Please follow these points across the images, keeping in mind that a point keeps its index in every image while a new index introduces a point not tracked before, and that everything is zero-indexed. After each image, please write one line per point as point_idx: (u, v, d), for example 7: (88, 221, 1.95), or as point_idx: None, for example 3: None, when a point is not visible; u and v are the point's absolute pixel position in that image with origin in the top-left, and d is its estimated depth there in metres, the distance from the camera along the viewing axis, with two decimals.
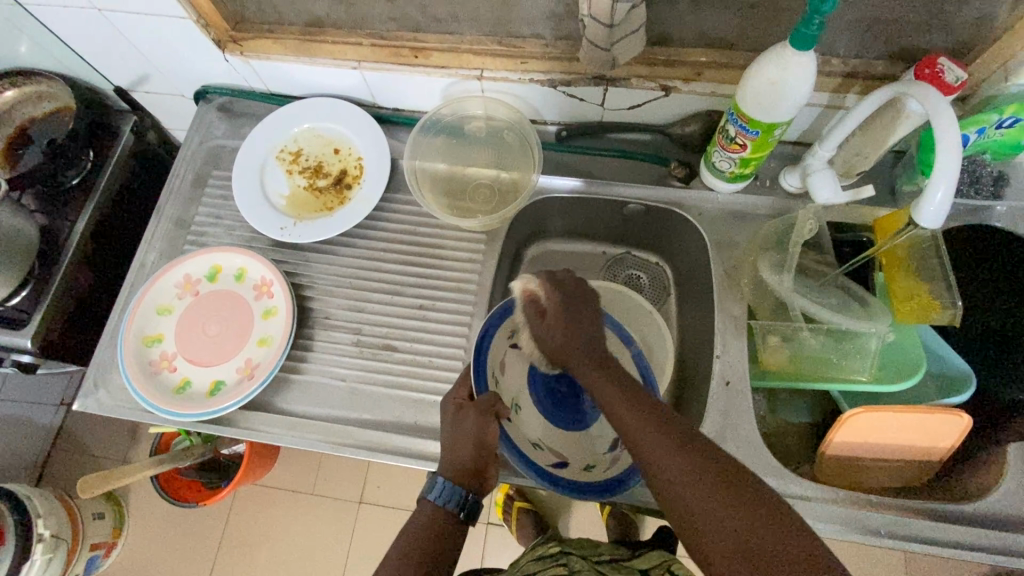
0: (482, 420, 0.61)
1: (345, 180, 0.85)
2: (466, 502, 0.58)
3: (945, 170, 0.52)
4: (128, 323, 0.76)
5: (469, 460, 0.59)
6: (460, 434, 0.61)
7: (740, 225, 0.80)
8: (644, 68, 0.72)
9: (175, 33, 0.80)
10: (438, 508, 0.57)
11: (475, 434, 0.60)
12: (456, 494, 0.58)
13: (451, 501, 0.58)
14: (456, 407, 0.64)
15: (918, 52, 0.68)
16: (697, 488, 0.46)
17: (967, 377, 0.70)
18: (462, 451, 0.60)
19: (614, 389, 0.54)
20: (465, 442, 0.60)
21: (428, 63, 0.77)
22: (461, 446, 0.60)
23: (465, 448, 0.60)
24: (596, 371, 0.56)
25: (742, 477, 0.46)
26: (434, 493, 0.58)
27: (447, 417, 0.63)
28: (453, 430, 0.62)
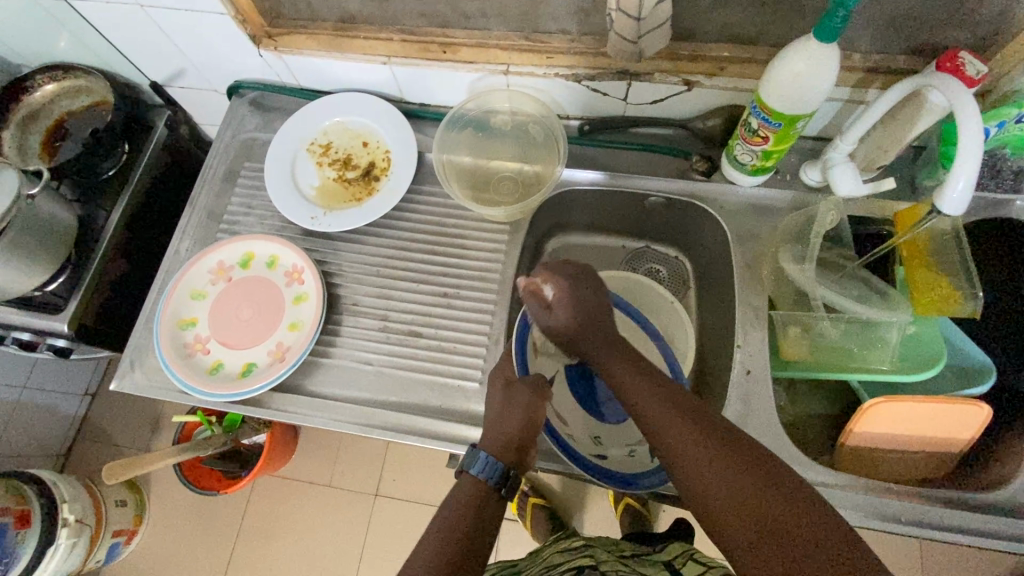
0: (532, 395, 0.64)
1: (373, 172, 0.87)
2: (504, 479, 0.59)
3: (967, 160, 0.53)
4: (164, 306, 0.78)
5: (517, 435, 0.61)
6: (509, 409, 0.63)
7: (760, 218, 0.81)
8: (667, 63, 0.74)
9: (213, 29, 0.83)
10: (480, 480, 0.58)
11: (527, 409, 0.63)
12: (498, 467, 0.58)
13: (494, 476, 0.58)
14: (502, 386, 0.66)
15: (939, 47, 0.70)
16: (727, 479, 0.48)
17: (988, 368, 0.70)
18: (511, 425, 0.62)
19: (643, 383, 0.57)
20: (514, 416, 0.62)
21: (457, 58, 0.79)
22: (511, 419, 0.62)
23: (515, 422, 0.62)
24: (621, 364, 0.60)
25: (773, 466, 0.48)
26: (477, 466, 0.59)
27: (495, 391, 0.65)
28: (503, 404, 0.63)
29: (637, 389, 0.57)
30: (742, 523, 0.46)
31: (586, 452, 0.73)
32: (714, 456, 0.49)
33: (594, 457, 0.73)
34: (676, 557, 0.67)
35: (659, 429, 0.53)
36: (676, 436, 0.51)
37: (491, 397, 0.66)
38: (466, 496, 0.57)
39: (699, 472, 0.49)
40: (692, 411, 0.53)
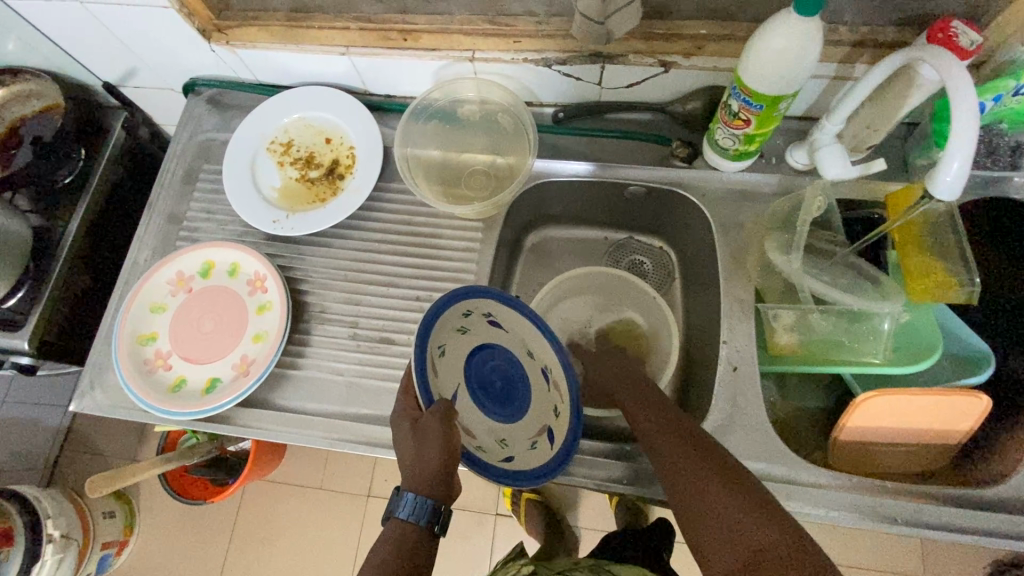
0: (439, 430, 0.56)
1: (337, 170, 0.83)
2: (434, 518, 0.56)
3: (963, 139, 0.49)
4: (121, 322, 0.75)
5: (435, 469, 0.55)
6: (422, 447, 0.56)
7: (745, 205, 0.77)
8: (641, 43, 0.69)
9: (158, 23, 0.78)
10: (410, 523, 0.55)
11: (441, 446, 0.55)
12: (425, 505, 0.55)
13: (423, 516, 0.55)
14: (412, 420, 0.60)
15: (930, 17, 0.65)
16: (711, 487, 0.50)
17: (984, 357, 0.67)
18: (427, 456, 0.56)
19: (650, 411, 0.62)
20: (426, 454, 0.56)
21: (417, 46, 0.74)
22: (427, 455, 0.55)
23: (427, 461, 0.56)
24: (637, 397, 0.65)
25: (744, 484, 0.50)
26: (404, 509, 0.55)
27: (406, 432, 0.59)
28: (416, 443, 0.57)
29: (644, 417, 0.62)
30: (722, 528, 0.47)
31: (492, 459, 0.61)
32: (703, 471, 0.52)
33: (501, 462, 0.61)
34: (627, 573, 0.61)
35: (660, 449, 0.57)
36: (676, 454, 0.55)
37: (404, 438, 0.59)
38: (394, 542, 0.54)
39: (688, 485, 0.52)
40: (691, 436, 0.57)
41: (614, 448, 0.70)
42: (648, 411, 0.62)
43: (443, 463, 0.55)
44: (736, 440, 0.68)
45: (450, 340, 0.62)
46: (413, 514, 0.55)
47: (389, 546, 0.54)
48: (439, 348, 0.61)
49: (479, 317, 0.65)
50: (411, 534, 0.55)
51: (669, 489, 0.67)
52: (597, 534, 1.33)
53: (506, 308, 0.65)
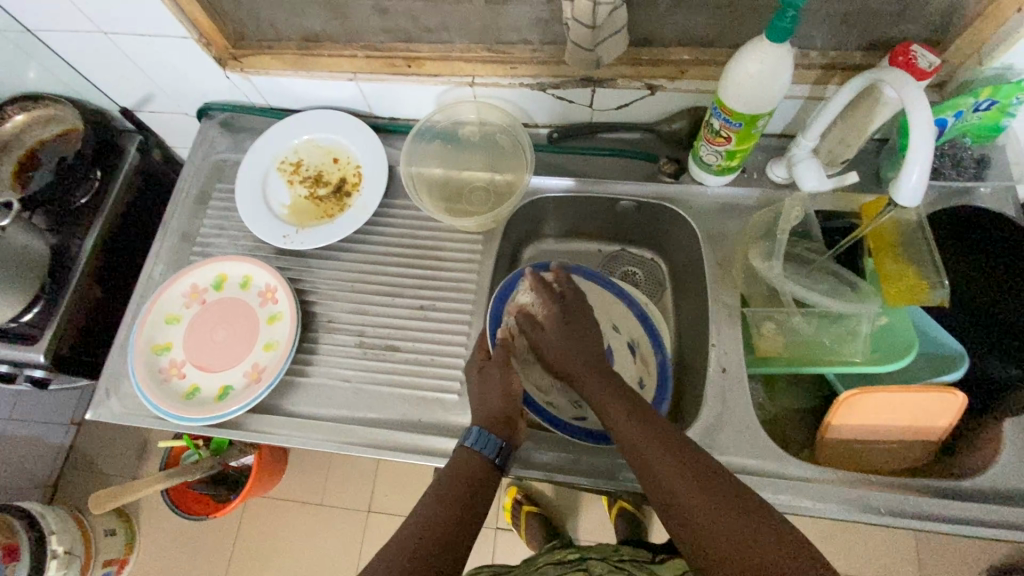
0: (504, 374, 0.68)
1: (344, 188, 0.87)
2: (498, 451, 0.63)
3: (919, 152, 0.54)
4: (139, 332, 0.78)
5: (498, 410, 0.66)
6: (487, 390, 0.67)
7: (730, 217, 0.82)
8: (629, 68, 0.75)
9: (178, 52, 0.83)
10: (478, 456, 0.63)
11: (502, 385, 0.67)
12: (491, 441, 0.64)
13: (489, 447, 0.63)
14: (478, 364, 0.70)
15: (894, 42, 0.70)
16: (696, 492, 0.51)
17: (958, 356, 0.71)
18: (490, 402, 0.66)
19: (611, 395, 0.60)
20: (494, 392, 0.67)
21: (421, 72, 0.80)
22: (491, 396, 0.67)
23: (491, 398, 0.67)
24: (594, 378, 0.62)
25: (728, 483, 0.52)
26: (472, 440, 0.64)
27: (472, 373, 0.70)
28: (480, 384, 0.68)
29: (610, 408, 0.60)
30: (720, 530, 0.49)
31: (567, 415, 0.73)
32: (686, 472, 0.53)
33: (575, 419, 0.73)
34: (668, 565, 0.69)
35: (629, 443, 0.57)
36: (655, 452, 0.55)
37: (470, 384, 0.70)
38: (460, 470, 0.62)
39: (668, 484, 0.53)
40: (665, 432, 0.56)
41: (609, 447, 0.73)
42: (614, 397, 0.60)
43: (505, 403, 0.66)
44: (726, 438, 0.71)
45: None
46: (479, 448, 0.63)
47: (457, 472, 0.62)
48: None
49: None
50: (479, 465, 0.63)
51: None
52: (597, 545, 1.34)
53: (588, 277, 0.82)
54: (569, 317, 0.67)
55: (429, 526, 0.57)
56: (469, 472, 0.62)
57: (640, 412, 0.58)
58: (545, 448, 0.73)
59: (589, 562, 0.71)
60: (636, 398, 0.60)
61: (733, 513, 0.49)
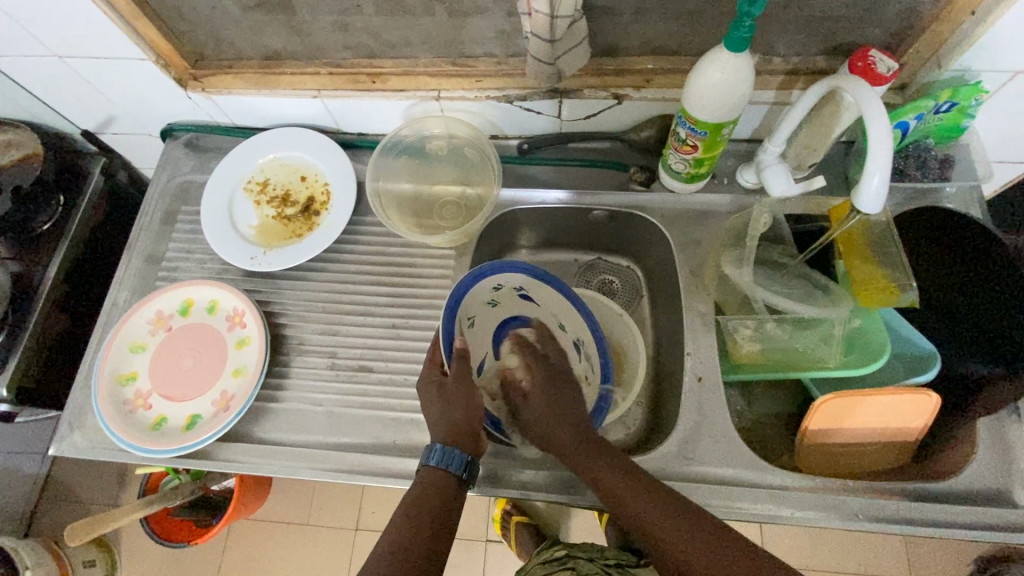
0: (466, 390, 0.65)
1: (313, 207, 0.86)
2: (464, 466, 0.63)
3: (877, 158, 0.54)
4: (101, 363, 0.76)
5: (460, 424, 0.64)
6: (448, 404, 0.65)
7: (702, 224, 0.82)
8: (594, 78, 0.75)
9: (137, 74, 0.81)
10: (441, 471, 0.62)
11: (463, 401, 0.65)
12: (454, 456, 0.63)
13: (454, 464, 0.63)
14: (434, 381, 0.68)
15: (854, 46, 0.71)
16: (685, 537, 0.57)
17: (930, 355, 0.71)
18: (455, 412, 0.64)
19: (597, 459, 0.63)
20: (457, 411, 0.64)
21: (386, 87, 0.79)
22: (454, 409, 0.65)
23: (453, 414, 0.64)
24: (572, 438, 0.65)
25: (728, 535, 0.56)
26: (434, 459, 0.63)
27: (426, 391, 0.67)
28: (439, 400, 0.65)
29: (592, 468, 0.63)
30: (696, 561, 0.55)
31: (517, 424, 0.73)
32: (660, 510, 0.59)
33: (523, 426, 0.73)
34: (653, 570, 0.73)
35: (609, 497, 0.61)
36: (636, 500, 0.60)
37: (426, 400, 0.67)
38: (427, 489, 0.61)
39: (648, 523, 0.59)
40: (634, 476, 0.62)
41: None
42: (588, 454, 0.64)
43: (467, 417, 0.64)
44: (704, 447, 0.70)
45: (482, 312, 0.73)
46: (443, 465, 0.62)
47: (423, 489, 0.61)
48: (468, 319, 0.71)
49: (508, 291, 0.75)
50: (443, 482, 0.62)
51: None
52: None
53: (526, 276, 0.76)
54: (551, 388, 0.68)
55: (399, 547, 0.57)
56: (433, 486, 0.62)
57: (630, 477, 0.62)
58: (523, 465, 0.71)
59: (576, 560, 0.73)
60: (613, 455, 0.64)
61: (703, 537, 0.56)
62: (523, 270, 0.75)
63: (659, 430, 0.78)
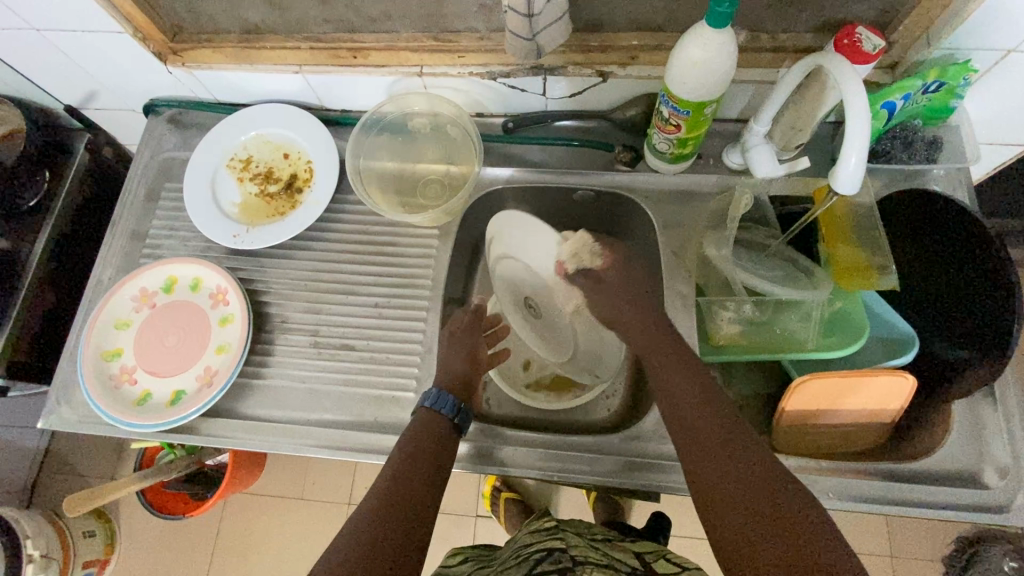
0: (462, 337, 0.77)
1: (296, 184, 0.86)
2: (454, 409, 0.66)
3: (856, 132, 0.53)
4: (86, 339, 0.77)
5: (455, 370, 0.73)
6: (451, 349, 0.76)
7: (687, 205, 0.81)
8: (578, 55, 0.73)
9: (116, 48, 0.80)
10: (433, 413, 0.66)
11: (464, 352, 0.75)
12: (446, 399, 0.67)
13: (446, 407, 0.66)
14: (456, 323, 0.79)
15: (844, 23, 0.69)
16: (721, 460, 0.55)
17: (909, 339, 0.71)
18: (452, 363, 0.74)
19: (693, 382, 0.63)
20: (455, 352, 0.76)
21: (367, 62, 0.77)
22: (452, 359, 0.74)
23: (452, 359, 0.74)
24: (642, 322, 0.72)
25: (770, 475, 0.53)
26: (430, 401, 0.67)
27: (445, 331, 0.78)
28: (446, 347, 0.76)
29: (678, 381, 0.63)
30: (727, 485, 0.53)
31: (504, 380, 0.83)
32: (725, 438, 0.56)
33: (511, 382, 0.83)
34: (645, 548, 0.67)
35: (683, 419, 0.60)
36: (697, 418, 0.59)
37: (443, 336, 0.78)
38: (423, 433, 0.64)
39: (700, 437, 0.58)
40: (721, 413, 0.59)
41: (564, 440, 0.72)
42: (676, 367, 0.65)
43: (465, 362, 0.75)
44: None
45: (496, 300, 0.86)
46: (437, 405, 0.66)
47: (419, 431, 0.64)
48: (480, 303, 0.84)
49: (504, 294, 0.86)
50: (436, 425, 0.65)
51: (617, 472, 0.70)
52: None
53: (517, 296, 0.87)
54: (612, 282, 0.77)
55: (399, 478, 0.59)
56: (426, 426, 0.65)
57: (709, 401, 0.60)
58: (503, 443, 0.72)
59: (565, 533, 0.67)
60: (705, 378, 0.63)
61: (748, 464, 0.54)
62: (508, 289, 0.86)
63: (638, 410, 0.79)
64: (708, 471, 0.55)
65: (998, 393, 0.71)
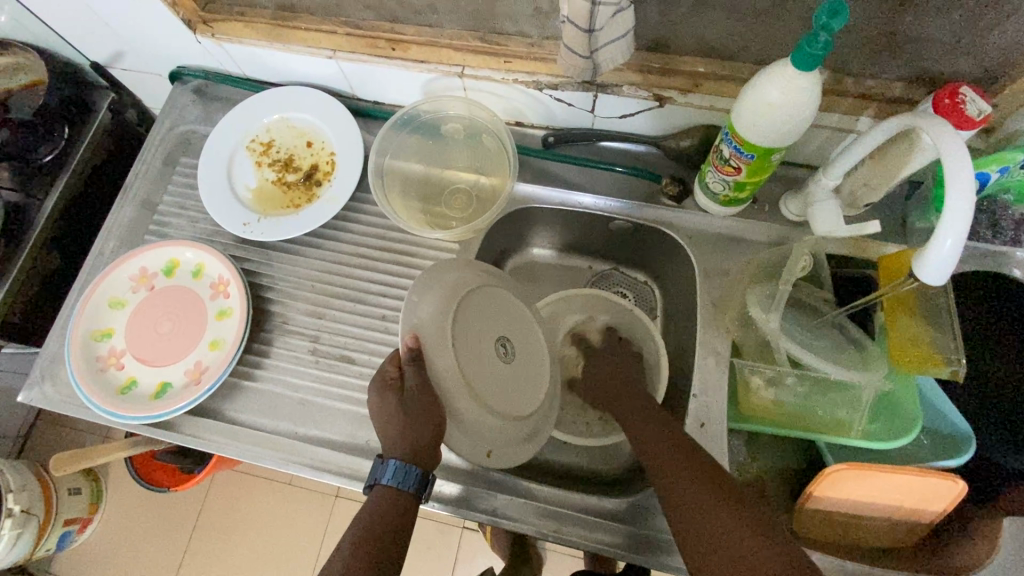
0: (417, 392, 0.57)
1: (316, 176, 0.80)
2: (419, 482, 0.57)
3: (955, 216, 0.45)
4: (77, 315, 0.73)
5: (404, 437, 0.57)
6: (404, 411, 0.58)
7: (732, 252, 0.74)
8: (637, 75, 0.66)
9: (144, 10, 0.75)
10: (395, 490, 0.56)
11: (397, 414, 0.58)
12: (408, 473, 0.56)
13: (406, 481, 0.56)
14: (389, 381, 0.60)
15: (944, 76, 0.61)
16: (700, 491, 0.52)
17: (966, 438, 0.63)
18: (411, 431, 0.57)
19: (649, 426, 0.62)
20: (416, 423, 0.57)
21: (406, 56, 0.71)
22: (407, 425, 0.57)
23: (421, 428, 0.57)
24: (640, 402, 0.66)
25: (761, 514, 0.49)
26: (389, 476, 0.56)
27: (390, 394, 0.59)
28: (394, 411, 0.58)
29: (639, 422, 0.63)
30: (710, 526, 0.49)
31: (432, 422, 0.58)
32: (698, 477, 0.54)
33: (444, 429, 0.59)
34: None
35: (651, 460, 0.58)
36: (667, 472, 0.55)
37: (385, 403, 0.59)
38: (381, 509, 0.55)
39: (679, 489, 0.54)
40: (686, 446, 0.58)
41: (563, 495, 0.66)
42: (643, 416, 0.63)
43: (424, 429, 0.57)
44: None
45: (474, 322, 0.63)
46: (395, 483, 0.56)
47: (376, 510, 0.55)
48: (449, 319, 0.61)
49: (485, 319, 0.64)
50: (395, 500, 0.56)
51: (616, 539, 0.64)
52: (563, 557, 1.30)
53: (489, 326, 0.65)
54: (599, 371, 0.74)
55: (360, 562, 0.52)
56: (382, 507, 0.55)
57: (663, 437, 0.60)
58: (497, 490, 0.67)
59: None
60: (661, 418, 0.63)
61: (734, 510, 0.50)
62: (476, 306, 0.64)
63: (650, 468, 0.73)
64: (685, 507, 0.52)
65: None
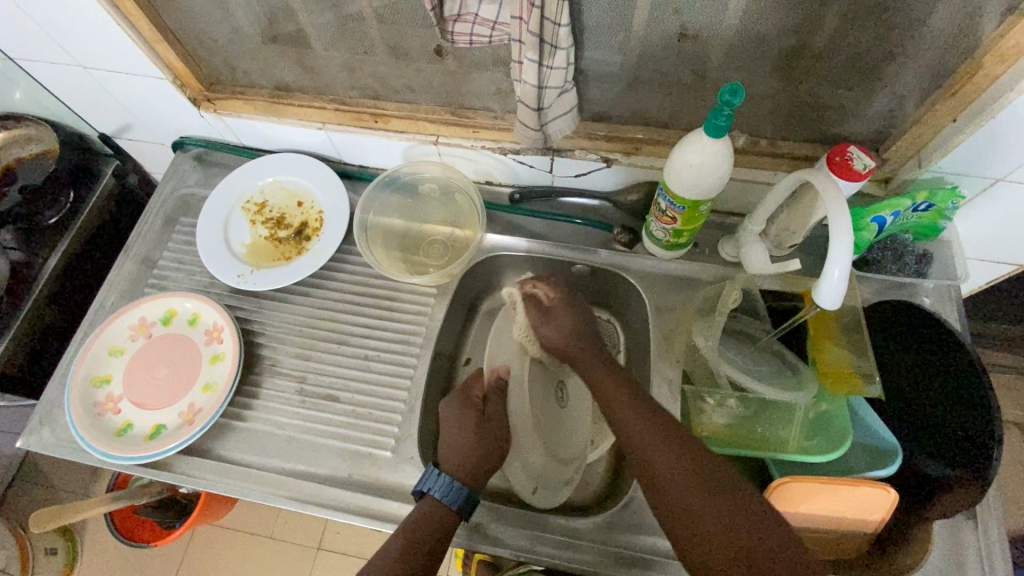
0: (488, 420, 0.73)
1: (305, 232, 0.89)
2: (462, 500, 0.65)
3: (840, 252, 0.55)
4: (79, 363, 0.78)
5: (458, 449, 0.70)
6: (470, 430, 0.71)
7: (680, 291, 0.83)
8: (585, 140, 0.77)
9: (155, 91, 0.85)
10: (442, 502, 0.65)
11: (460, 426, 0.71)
12: (456, 490, 0.65)
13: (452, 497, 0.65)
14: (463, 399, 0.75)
15: (839, 138, 0.73)
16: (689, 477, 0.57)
17: (893, 453, 0.70)
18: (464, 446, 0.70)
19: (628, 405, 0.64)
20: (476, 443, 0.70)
21: (387, 127, 0.82)
22: (462, 439, 0.70)
23: (483, 443, 0.71)
24: (606, 376, 0.69)
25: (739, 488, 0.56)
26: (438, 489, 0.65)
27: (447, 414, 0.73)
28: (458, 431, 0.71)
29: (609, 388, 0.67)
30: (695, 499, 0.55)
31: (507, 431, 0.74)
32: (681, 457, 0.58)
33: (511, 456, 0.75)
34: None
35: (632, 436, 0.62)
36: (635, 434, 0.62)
37: (451, 418, 0.73)
38: (430, 517, 0.64)
39: (662, 477, 0.58)
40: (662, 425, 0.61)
41: (534, 518, 0.71)
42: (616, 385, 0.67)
43: (476, 447, 0.70)
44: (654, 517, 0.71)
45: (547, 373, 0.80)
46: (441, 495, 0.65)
47: (423, 518, 0.64)
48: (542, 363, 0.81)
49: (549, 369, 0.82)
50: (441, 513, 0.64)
51: (588, 559, 0.69)
52: None
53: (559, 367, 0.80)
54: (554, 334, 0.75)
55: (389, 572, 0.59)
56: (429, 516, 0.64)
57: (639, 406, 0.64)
58: (476, 515, 0.72)
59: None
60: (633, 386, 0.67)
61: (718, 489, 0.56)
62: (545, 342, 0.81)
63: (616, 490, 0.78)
64: (672, 484, 0.57)
65: (979, 517, 0.70)
